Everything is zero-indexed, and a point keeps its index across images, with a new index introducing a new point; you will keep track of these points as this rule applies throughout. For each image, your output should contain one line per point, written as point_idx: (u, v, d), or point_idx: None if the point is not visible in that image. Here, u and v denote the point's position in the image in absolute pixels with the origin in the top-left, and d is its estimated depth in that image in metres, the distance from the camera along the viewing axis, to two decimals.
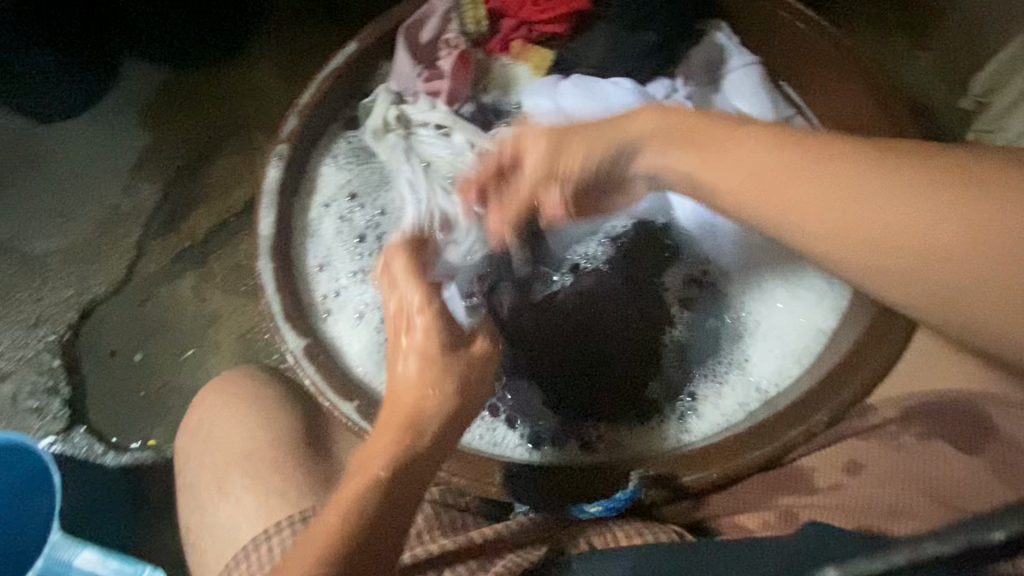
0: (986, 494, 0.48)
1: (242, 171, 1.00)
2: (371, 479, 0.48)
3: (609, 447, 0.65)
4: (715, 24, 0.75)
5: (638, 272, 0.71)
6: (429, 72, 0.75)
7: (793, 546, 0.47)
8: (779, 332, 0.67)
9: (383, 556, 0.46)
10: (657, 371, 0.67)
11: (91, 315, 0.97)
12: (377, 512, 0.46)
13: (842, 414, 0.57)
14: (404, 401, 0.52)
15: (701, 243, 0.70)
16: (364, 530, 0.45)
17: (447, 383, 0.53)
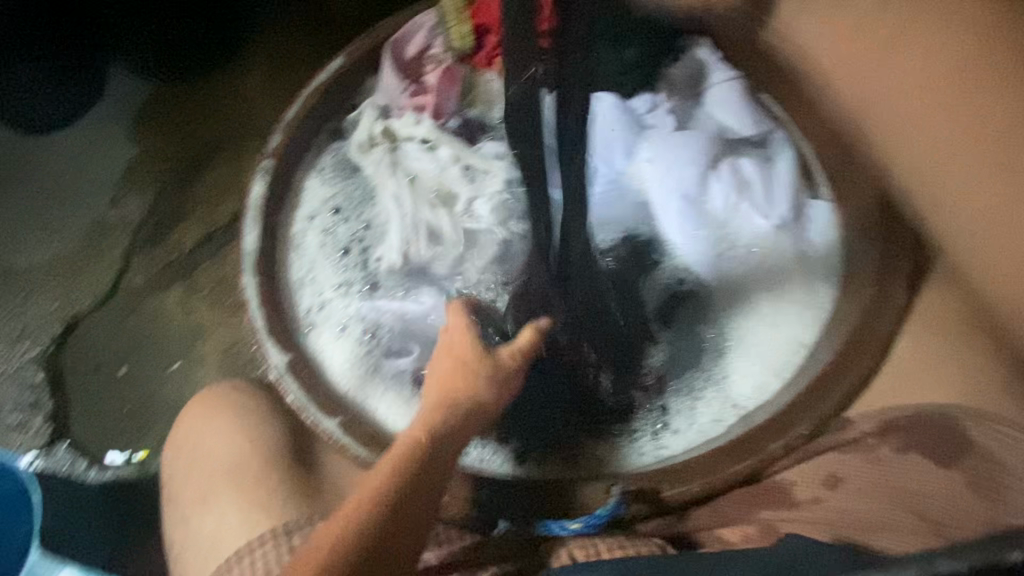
0: (960, 509, 0.49)
1: (230, 183, 1.00)
2: (397, 472, 0.44)
3: (589, 463, 0.64)
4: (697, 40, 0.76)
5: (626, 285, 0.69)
6: (415, 88, 0.77)
7: (780, 556, 0.47)
8: (761, 346, 0.67)
9: (410, 545, 0.43)
10: (637, 386, 0.67)
11: (76, 329, 0.96)
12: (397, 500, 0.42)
13: (824, 426, 0.57)
14: (443, 389, 0.50)
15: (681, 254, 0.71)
16: (383, 518, 0.41)
17: (484, 375, 0.51)
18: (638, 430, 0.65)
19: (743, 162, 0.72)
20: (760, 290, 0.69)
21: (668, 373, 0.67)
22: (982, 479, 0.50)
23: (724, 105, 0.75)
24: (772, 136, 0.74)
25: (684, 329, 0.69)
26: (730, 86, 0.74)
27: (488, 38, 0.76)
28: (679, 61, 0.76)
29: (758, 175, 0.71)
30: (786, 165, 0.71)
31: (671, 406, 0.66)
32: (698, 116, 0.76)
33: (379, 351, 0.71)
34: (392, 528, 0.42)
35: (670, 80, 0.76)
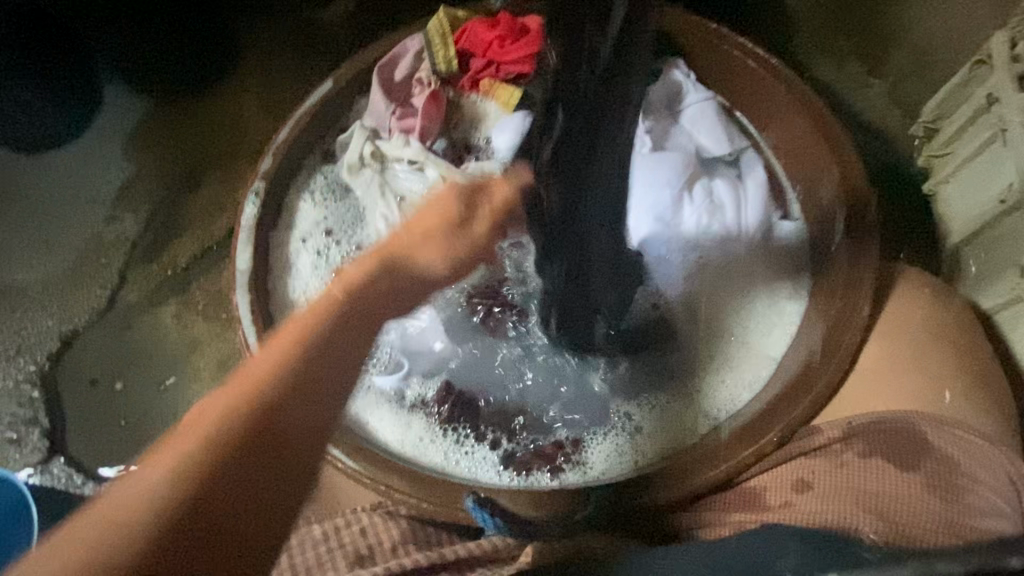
0: (919, 505, 0.53)
1: (224, 199, 1.03)
2: (328, 317, 0.39)
3: (575, 471, 0.68)
4: (673, 61, 0.79)
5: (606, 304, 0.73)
6: (402, 110, 0.79)
7: (758, 552, 0.49)
8: (731, 360, 0.72)
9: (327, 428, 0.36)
10: (616, 398, 0.72)
11: (73, 345, 0.98)
12: (318, 356, 0.37)
13: (792, 433, 0.61)
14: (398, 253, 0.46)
15: (657, 274, 0.75)
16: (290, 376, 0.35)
17: (450, 248, 0.47)
18: (616, 436, 0.70)
19: (717, 182, 0.76)
20: (730, 305, 0.74)
21: (644, 383, 0.73)
22: (940, 480, 0.55)
23: (699, 125, 0.78)
24: (744, 154, 0.79)
25: (660, 342, 0.74)
26: (704, 106, 0.78)
27: (471, 61, 0.80)
28: (657, 82, 0.78)
29: (730, 195, 0.75)
30: (755, 184, 0.77)
31: (645, 412, 0.71)
32: (675, 134, 0.78)
33: (372, 368, 0.73)
34: (311, 388, 0.36)
35: (649, 100, 0.78)
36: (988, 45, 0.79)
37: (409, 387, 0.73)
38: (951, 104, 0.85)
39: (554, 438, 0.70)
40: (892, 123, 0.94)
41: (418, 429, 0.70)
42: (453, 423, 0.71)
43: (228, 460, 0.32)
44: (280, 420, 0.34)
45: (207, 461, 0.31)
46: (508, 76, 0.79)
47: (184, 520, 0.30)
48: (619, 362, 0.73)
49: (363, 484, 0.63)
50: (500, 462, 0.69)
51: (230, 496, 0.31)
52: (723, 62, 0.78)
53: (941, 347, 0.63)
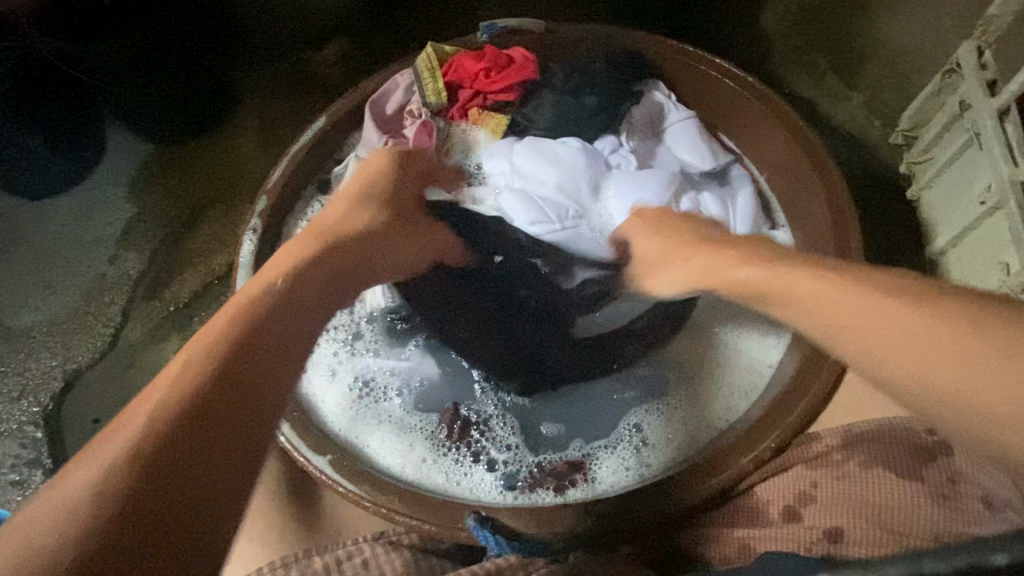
0: (919, 516, 0.56)
1: (225, 236, 1.05)
2: (230, 335, 0.42)
3: (585, 487, 0.69)
4: (653, 84, 0.83)
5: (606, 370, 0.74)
6: (394, 141, 0.81)
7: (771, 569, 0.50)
8: (726, 369, 0.74)
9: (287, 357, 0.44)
10: (618, 413, 0.73)
11: (75, 384, 0.99)
12: (243, 367, 0.41)
13: (792, 439, 0.62)
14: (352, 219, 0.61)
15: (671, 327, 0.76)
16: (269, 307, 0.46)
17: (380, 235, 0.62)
18: (622, 451, 0.71)
19: (704, 197, 0.79)
20: (721, 321, 0.76)
21: (640, 397, 0.74)
22: (942, 488, 0.57)
23: (682, 143, 0.81)
24: (731, 170, 0.82)
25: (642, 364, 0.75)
26: (686, 124, 0.81)
27: (460, 92, 0.83)
28: (637, 105, 0.82)
29: (718, 209, 0.78)
30: (744, 200, 0.79)
31: (645, 426, 0.72)
32: (659, 153, 0.83)
33: (372, 397, 0.75)
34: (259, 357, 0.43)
35: (632, 121, 0.82)
36: (955, 55, 0.81)
37: (414, 409, 0.74)
38: (926, 113, 0.88)
39: (566, 455, 0.71)
40: (873, 134, 0.95)
41: (420, 449, 0.71)
42: (454, 443, 0.71)
43: (196, 381, 0.39)
44: (200, 426, 0.38)
45: (173, 401, 0.38)
46: (495, 105, 0.83)
47: (158, 440, 0.36)
48: (599, 381, 0.75)
49: (365, 509, 0.63)
50: (502, 481, 0.70)
51: (206, 431, 0.38)
52: (701, 82, 0.81)
53: None
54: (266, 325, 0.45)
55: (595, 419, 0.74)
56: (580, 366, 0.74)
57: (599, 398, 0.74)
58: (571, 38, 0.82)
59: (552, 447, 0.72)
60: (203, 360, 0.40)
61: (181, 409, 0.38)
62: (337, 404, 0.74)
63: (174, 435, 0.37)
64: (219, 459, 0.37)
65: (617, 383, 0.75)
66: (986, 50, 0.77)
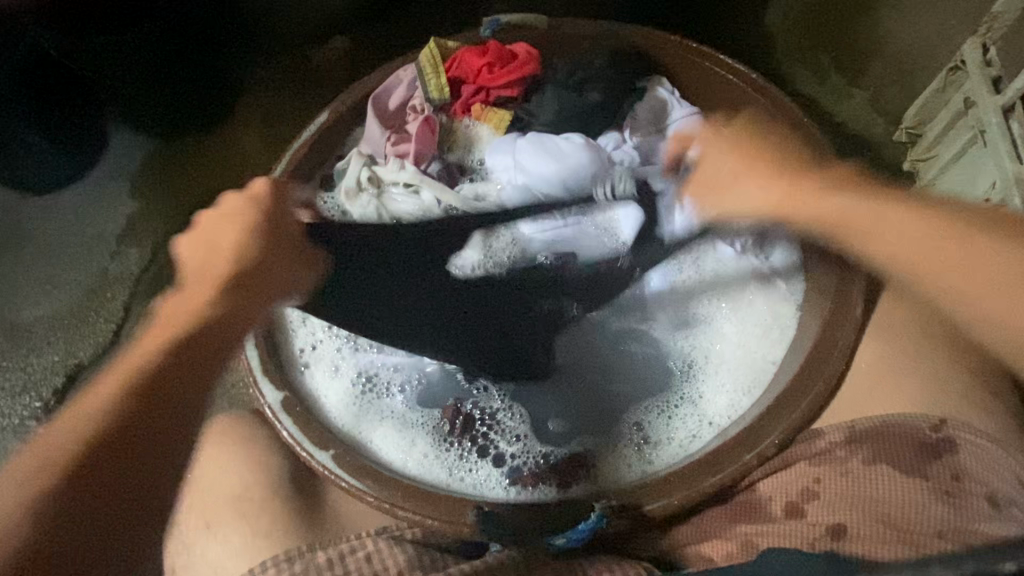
0: (925, 516, 0.54)
1: None
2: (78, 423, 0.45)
3: (586, 483, 0.69)
4: (658, 79, 0.82)
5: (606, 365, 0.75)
6: (396, 136, 0.81)
7: None
8: (728, 366, 0.74)
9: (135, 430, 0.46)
10: (620, 409, 0.73)
11: (78, 378, 1.01)
12: (111, 435, 0.45)
13: (794, 435, 0.62)
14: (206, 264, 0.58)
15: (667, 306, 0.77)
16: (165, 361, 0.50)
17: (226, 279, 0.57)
18: (623, 448, 0.71)
19: None
20: (723, 298, 0.77)
21: (642, 394, 0.74)
22: (946, 484, 0.56)
23: (685, 138, 0.81)
24: None
25: (645, 348, 0.76)
26: (691, 120, 0.81)
27: (463, 88, 0.82)
28: (641, 101, 0.82)
29: None
30: None
31: (647, 422, 0.72)
32: (663, 148, 0.81)
33: (375, 392, 0.75)
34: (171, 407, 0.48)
35: (634, 117, 0.82)
36: (959, 51, 0.81)
37: (416, 404, 0.74)
38: (930, 110, 0.88)
39: (568, 451, 0.71)
40: (876, 132, 0.95)
41: (423, 445, 0.71)
42: (457, 439, 0.72)
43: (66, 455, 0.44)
44: (91, 479, 0.44)
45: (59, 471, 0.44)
46: (499, 100, 0.82)
47: (46, 526, 0.42)
48: (604, 370, 0.75)
49: (368, 504, 0.63)
50: (505, 476, 0.70)
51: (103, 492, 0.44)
52: (705, 78, 0.81)
53: (942, 355, 0.64)
54: (167, 369, 0.49)
55: (598, 415, 0.73)
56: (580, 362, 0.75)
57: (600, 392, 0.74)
58: (575, 34, 0.82)
59: (555, 442, 0.72)
60: (103, 415, 0.46)
61: (74, 497, 0.43)
62: (339, 399, 0.74)
63: (95, 489, 0.44)
64: (153, 472, 0.46)
65: (620, 378, 0.75)
66: (991, 47, 0.77)
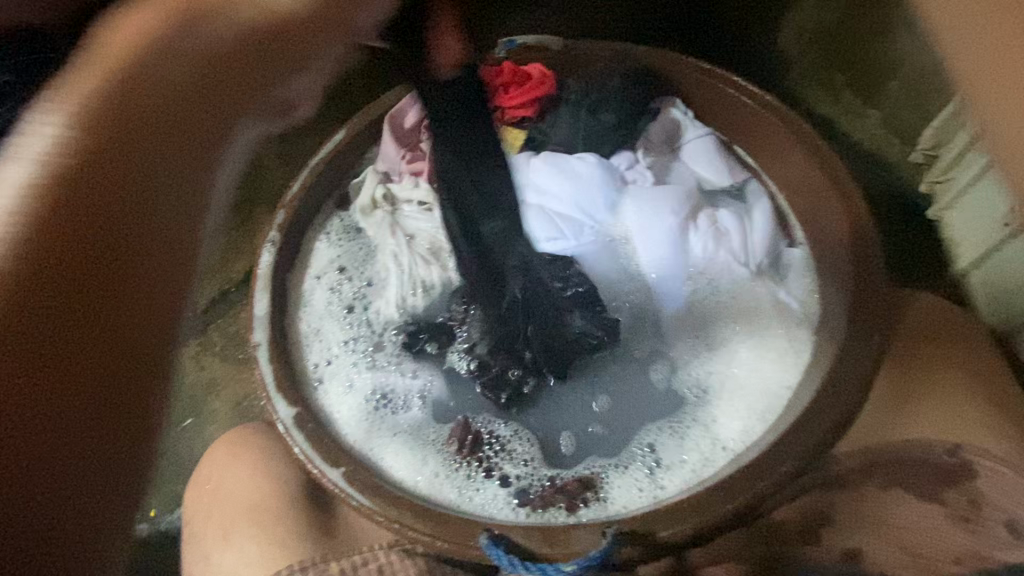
0: (947, 541, 0.58)
1: (243, 244, 1.08)
2: None
3: (598, 507, 0.67)
4: (671, 101, 0.83)
5: (621, 383, 0.77)
6: (412, 155, 0.84)
7: None
8: (745, 391, 0.72)
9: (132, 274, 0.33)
10: (634, 432, 0.73)
11: None
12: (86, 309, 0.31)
13: (810, 462, 0.61)
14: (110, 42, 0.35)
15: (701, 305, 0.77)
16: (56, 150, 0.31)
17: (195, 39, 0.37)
18: (635, 471, 0.70)
19: (719, 213, 0.79)
20: (739, 323, 0.75)
21: (655, 415, 0.74)
22: (964, 511, 0.58)
23: (700, 161, 0.82)
24: (746, 186, 0.82)
25: (657, 367, 0.77)
26: (704, 140, 0.82)
27: None
28: (654, 122, 0.83)
29: (733, 223, 0.78)
30: (762, 216, 0.78)
31: (658, 446, 0.72)
32: (677, 169, 0.83)
33: (389, 408, 0.75)
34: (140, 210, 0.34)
35: (647, 137, 0.84)
36: None
37: (429, 420, 0.75)
38: (947, 131, 0.84)
39: (576, 473, 0.71)
40: (891, 151, 0.94)
41: (433, 464, 0.71)
42: (466, 458, 0.71)
43: None
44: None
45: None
46: (513, 120, 0.83)
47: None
48: (610, 386, 0.76)
49: (378, 523, 0.63)
50: (513, 498, 0.69)
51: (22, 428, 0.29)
52: (719, 100, 0.81)
53: (965, 384, 0.64)
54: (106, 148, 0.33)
55: (610, 438, 0.74)
56: (585, 375, 0.77)
57: (612, 413, 0.75)
58: (587, 54, 0.82)
59: (565, 464, 0.72)
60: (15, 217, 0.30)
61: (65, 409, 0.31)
62: (348, 417, 0.74)
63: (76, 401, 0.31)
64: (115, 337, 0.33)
65: (632, 397, 0.76)
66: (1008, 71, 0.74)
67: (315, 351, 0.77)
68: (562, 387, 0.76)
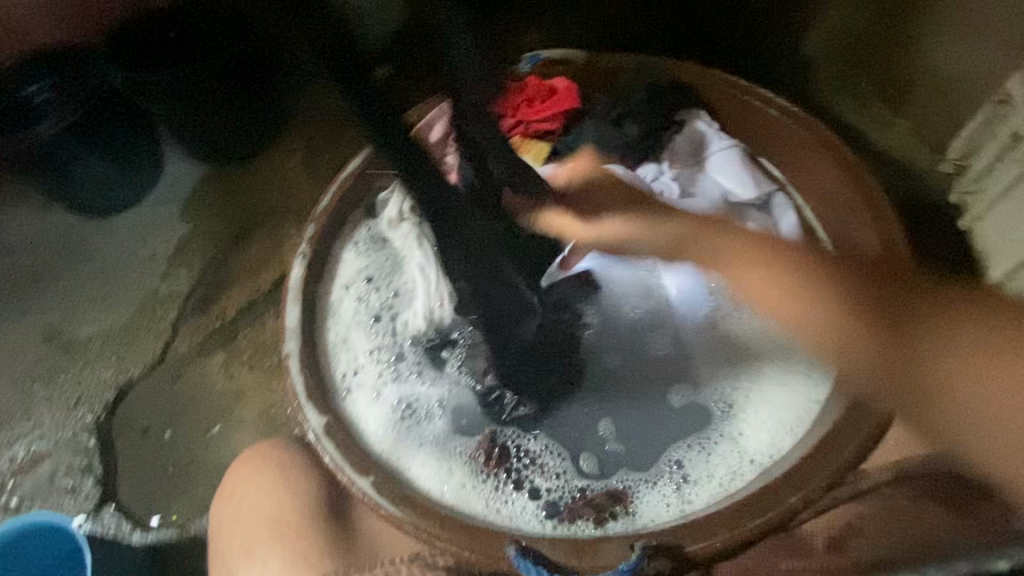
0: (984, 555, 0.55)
1: (271, 255, 1.11)
2: None
3: (624, 521, 0.67)
4: (696, 112, 0.83)
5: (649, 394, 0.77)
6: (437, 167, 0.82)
7: None
8: (772, 405, 0.72)
9: None
10: (661, 444, 0.73)
11: (125, 397, 1.05)
12: None
13: (841, 477, 0.60)
14: None
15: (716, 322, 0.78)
16: None
17: None
18: (663, 485, 0.70)
19: (747, 225, 0.79)
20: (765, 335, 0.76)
21: (681, 429, 0.74)
22: None
23: (723, 171, 0.81)
24: (774, 199, 0.81)
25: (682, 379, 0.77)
26: (730, 151, 0.81)
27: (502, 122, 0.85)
28: (680, 133, 0.83)
29: (761, 235, 0.78)
30: (789, 227, 0.78)
31: (686, 459, 0.71)
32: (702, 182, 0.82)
33: (416, 418, 0.76)
34: None
35: (672, 149, 0.83)
36: (1005, 85, 0.76)
37: (453, 432, 0.75)
38: (976, 141, 0.82)
39: (606, 485, 0.71)
40: (921, 161, 0.92)
41: (460, 474, 0.72)
42: (493, 469, 0.72)
43: None
44: None
45: None
46: (538, 134, 0.84)
47: None
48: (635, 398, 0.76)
49: (406, 532, 0.63)
50: (541, 510, 0.69)
51: None
52: (744, 113, 0.81)
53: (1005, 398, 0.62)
54: None
55: (636, 452, 0.73)
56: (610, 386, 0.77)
57: (638, 425, 0.75)
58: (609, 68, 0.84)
59: (592, 477, 0.72)
60: None
61: None
62: (375, 427, 0.75)
63: None
64: None
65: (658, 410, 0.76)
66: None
67: (343, 361, 0.79)
68: (587, 398, 0.76)
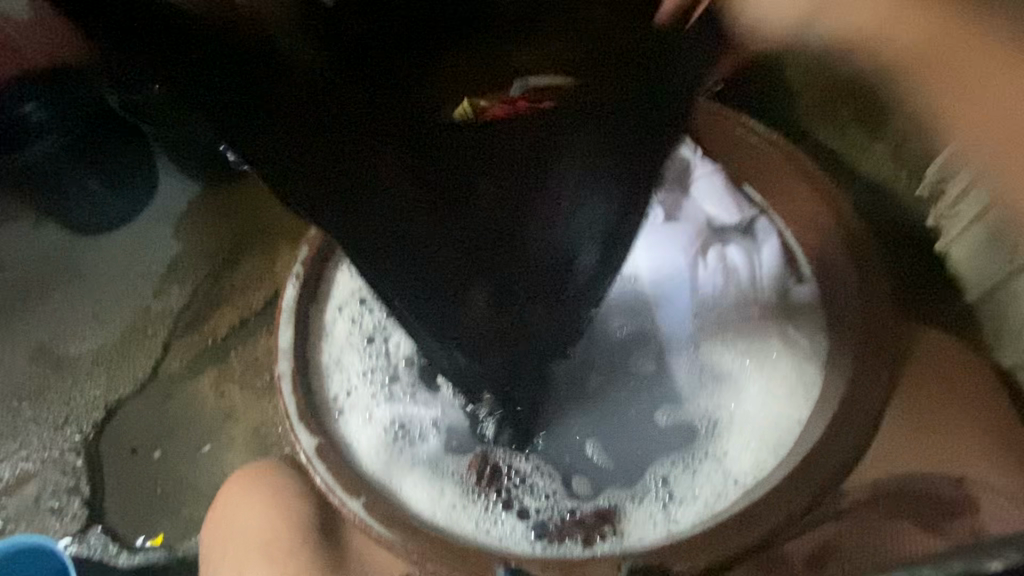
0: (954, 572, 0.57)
1: (264, 273, 1.12)
2: None
3: (612, 541, 0.68)
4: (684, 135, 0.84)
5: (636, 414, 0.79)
6: None
7: None
8: (754, 425, 0.74)
9: None
10: (647, 463, 0.75)
11: (114, 416, 1.05)
12: None
13: (822, 495, 0.62)
14: None
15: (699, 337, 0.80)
16: None
17: None
18: (649, 504, 0.71)
19: (729, 248, 0.82)
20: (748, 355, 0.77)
21: (668, 448, 0.75)
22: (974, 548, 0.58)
23: (708, 196, 0.83)
24: (756, 222, 0.82)
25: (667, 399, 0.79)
26: (713, 177, 0.83)
27: None
28: None
29: (742, 259, 0.80)
30: (771, 250, 0.79)
31: (671, 477, 0.73)
32: (686, 207, 0.85)
33: (407, 440, 0.77)
34: None
35: None
36: None
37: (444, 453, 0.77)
38: None
39: (595, 505, 0.72)
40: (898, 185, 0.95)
41: (451, 495, 0.72)
42: (483, 490, 0.73)
43: None
44: None
45: None
46: None
47: None
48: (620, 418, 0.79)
49: (397, 553, 0.64)
50: (530, 531, 0.70)
51: None
52: None
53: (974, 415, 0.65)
54: None
55: (623, 472, 0.75)
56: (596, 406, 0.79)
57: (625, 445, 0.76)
58: None
59: (581, 497, 0.73)
60: None
61: None
62: (365, 448, 0.75)
63: None
64: None
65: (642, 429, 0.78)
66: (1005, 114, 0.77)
67: (336, 382, 0.79)
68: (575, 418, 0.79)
